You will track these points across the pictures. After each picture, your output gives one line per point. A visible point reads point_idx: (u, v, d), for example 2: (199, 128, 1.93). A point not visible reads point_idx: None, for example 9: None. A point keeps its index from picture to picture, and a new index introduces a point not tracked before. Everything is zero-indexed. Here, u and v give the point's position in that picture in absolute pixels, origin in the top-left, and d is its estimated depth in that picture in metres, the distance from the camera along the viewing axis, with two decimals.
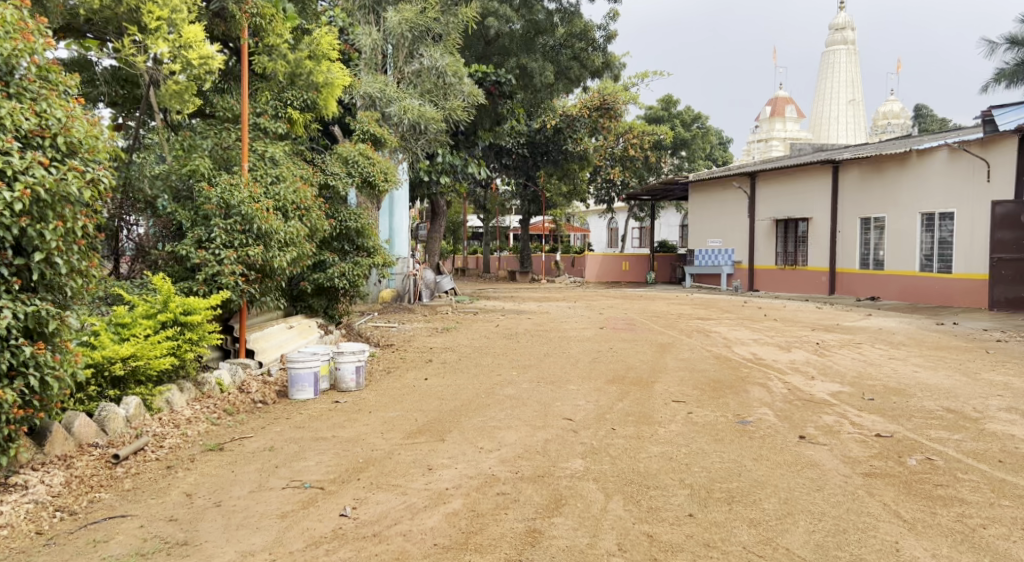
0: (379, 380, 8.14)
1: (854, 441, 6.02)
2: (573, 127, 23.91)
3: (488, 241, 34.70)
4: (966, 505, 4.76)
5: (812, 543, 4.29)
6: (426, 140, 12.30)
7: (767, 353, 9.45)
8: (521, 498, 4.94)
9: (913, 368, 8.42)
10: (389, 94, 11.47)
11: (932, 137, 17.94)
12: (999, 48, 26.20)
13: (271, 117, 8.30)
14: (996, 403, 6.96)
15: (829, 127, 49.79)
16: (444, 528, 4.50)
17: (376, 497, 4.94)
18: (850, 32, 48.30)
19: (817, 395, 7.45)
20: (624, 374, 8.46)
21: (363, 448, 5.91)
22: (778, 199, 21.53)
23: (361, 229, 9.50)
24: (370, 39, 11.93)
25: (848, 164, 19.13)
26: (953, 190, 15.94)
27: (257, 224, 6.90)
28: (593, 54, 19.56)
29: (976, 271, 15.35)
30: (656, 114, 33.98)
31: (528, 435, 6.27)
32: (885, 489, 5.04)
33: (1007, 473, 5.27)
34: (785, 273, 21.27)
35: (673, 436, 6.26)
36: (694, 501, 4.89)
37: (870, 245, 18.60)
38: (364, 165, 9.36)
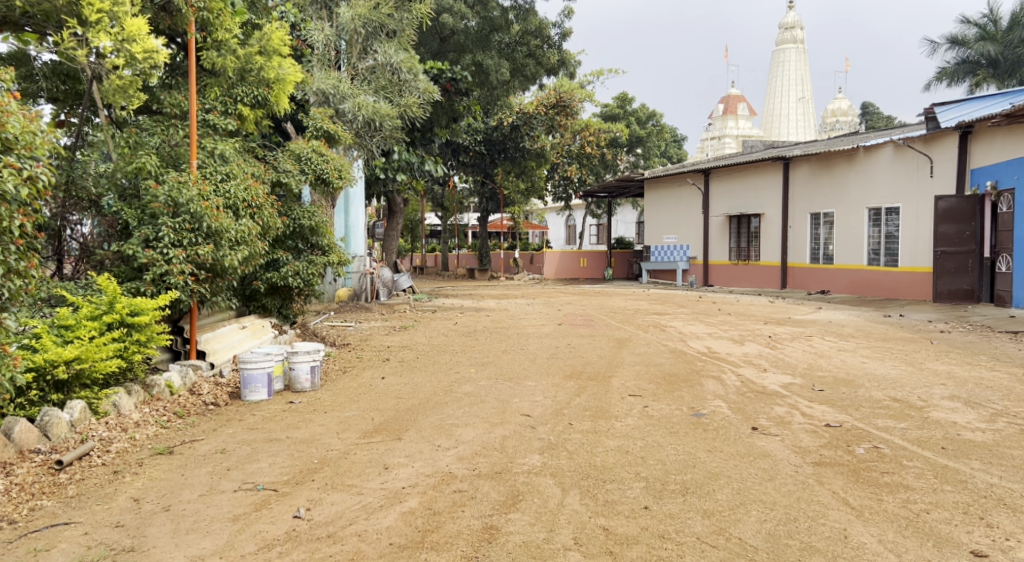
0: (335, 379, 8.06)
1: (805, 431, 6.14)
2: (530, 124, 24.11)
3: (447, 239, 34.45)
4: (911, 492, 4.89)
5: (764, 533, 4.36)
6: (381, 137, 12.22)
7: (722, 346, 9.60)
8: (477, 495, 4.92)
9: (861, 359, 8.63)
10: (343, 90, 11.31)
11: (879, 133, 18.40)
12: (941, 47, 27.07)
13: (220, 113, 8.11)
14: (940, 391, 7.17)
15: (780, 125, 50.74)
16: (400, 527, 4.47)
17: (331, 498, 4.89)
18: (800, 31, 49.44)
19: (769, 386, 7.58)
20: (581, 369, 8.50)
21: (318, 449, 5.85)
22: (732, 196, 21.86)
23: (315, 227, 9.34)
24: (323, 35, 11.82)
25: (798, 161, 19.52)
26: (899, 187, 16.39)
27: (207, 222, 6.79)
28: (548, 52, 19.60)
29: (921, 264, 15.77)
30: (612, 112, 34.23)
31: (485, 432, 6.26)
32: (834, 478, 5.16)
33: (949, 460, 5.43)
34: (739, 269, 21.64)
35: (630, 430, 6.32)
36: (649, 493, 4.94)
37: (820, 240, 18.98)
38: (317, 163, 9.20)
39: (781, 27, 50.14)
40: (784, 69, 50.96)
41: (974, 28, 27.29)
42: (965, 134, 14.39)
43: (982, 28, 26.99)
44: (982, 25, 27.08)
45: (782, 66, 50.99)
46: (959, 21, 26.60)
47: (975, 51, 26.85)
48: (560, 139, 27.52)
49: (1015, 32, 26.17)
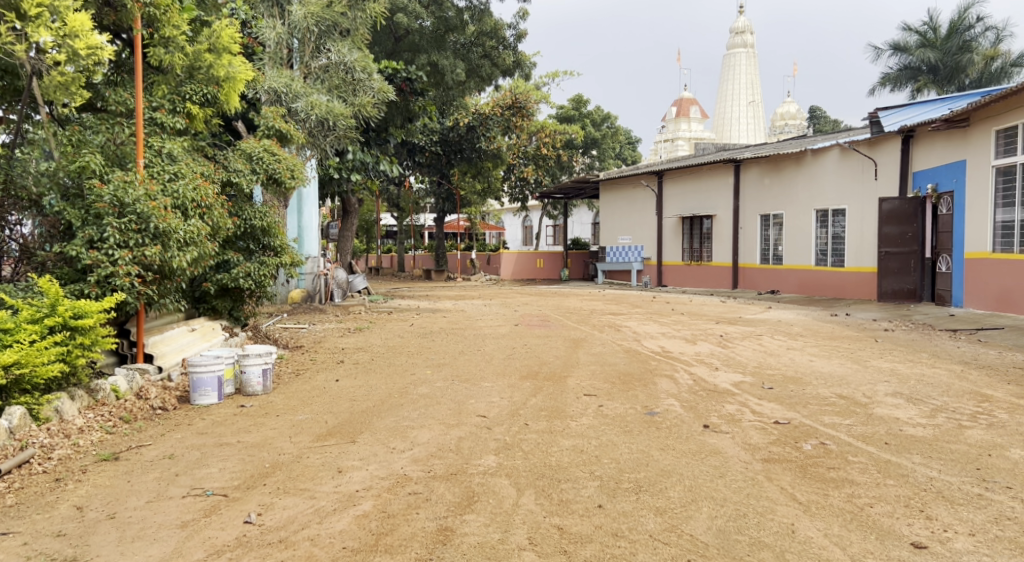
0: (288, 382, 7.94)
1: (755, 429, 6.27)
2: (486, 125, 24.05)
3: (403, 240, 34.20)
4: (856, 487, 5.03)
5: (714, 529, 4.43)
6: (335, 137, 12.11)
7: (675, 345, 9.74)
8: (432, 497, 4.91)
9: (809, 357, 8.85)
10: (295, 89, 11.14)
11: (825, 136, 18.89)
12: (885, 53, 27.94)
13: (168, 111, 7.89)
14: (883, 388, 7.39)
15: (731, 128, 51.66)
16: (353, 530, 4.44)
17: (283, 502, 4.82)
18: (749, 36, 50.57)
19: (721, 385, 7.71)
20: (537, 370, 8.53)
21: (270, 453, 5.76)
22: (686, 198, 22.19)
23: (267, 228, 9.20)
24: (275, 33, 11.62)
25: (749, 163, 19.92)
26: (845, 189, 16.83)
27: (154, 222, 6.64)
28: (503, 53, 19.67)
29: (865, 264, 16.21)
30: (567, 114, 34.44)
31: (441, 433, 6.24)
32: (782, 474, 5.28)
33: (892, 455, 5.60)
34: (692, 269, 21.97)
35: (585, 429, 6.38)
36: (603, 492, 4.98)
37: (769, 241, 19.39)
38: (269, 162, 9.04)
39: (732, 32, 51.22)
40: (735, 73, 51.94)
41: (915, 36, 28.15)
42: (906, 138, 14.80)
43: (923, 35, 27.85)
44: (923, 33, 27.95)
45: (733, 69, 51.93)
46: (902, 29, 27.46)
47: (916, 57, 27.69)
48: (517, 140, 27.55)
49: (953, 40, 27.08)
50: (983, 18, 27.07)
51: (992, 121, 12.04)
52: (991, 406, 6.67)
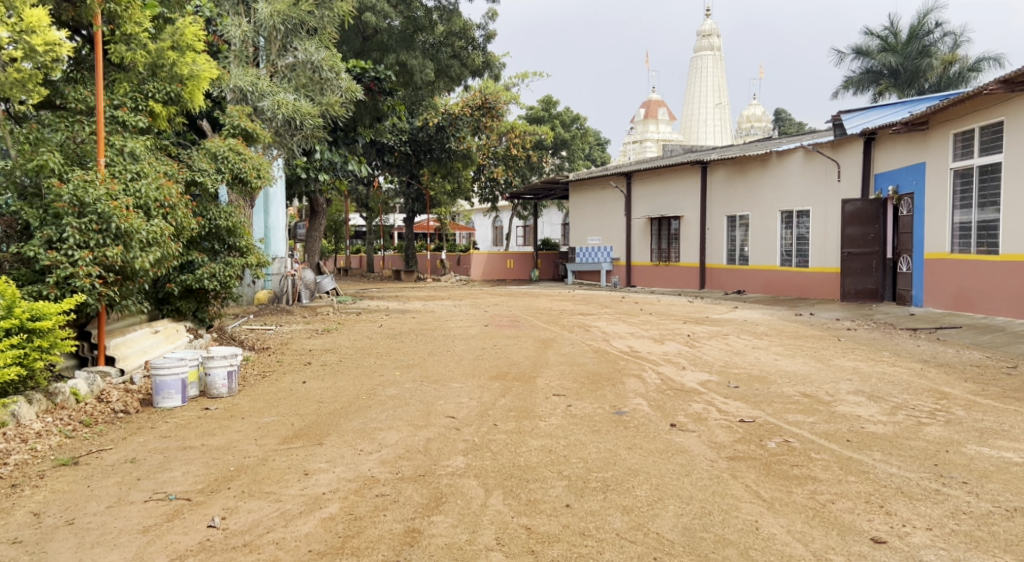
0: (254, 384, 7.85)
1: (720, 427, 6.34)
2: (456, 125, 24.04)
3: (372, 240, 34.00)
4: (818, 483, 5.11)
5: (680, 527, 4.48)
6: (302, 136, 12.00)
7: (643, 345, 9.81)
8: (400, 498, 4.89)
9: (774, 356, 8.97)
10: (261, 88, 11.03)
11: (790, 138, 19.18)
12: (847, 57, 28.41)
13: (130, 109, 7.73)
14: (845, 386, 7.51)
15: (699, 130, 52.22)
16: (319, 533, 4.40)
17: (248, 506, 4.77)
18: (716, 39, 51.23)
19: (688, 384, 7.78)
20: (506, 370, 8.54)
21: (235, 456, 5.69)
22: (654, 198, 22.36)
23: (232, 228, 9.09)
24: (240, 31, 11.49)
25: (716, 165, 20.15)
26: (810, 191, 17.08)
27: (116, 222, 6.51)
28: (473, 54, 19.71)
29: (828, 265, 16.48)
30: (537, 114, 34.55)
31: (410, 435, 6.22)
32: (747, 471, 5.34)
33: (854, 452, 5.70)
34: (661, 269, 22.15)
35: (553, 429, 6.39)
36: (571, 492, 5.00)
37: (736, 242, 19.62)
38: (234, 161, 8.91)
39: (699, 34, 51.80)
40: (702, 75, 52.55)
41: (876, 40, 28.66)
42: (868, 141, 15.08)
43: (884, 39, 28.35)
44: (883, 37, 28.46)
45: (700, 72, 52.55)
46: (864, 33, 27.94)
47: (877, 61, 28.17)
48: (487, 141, 27.53)
49: (913, 45, 27.62)
50: (941, 23, 27.68)
51: (950, 124, 12.31)
52: (949, 403, 6.82)
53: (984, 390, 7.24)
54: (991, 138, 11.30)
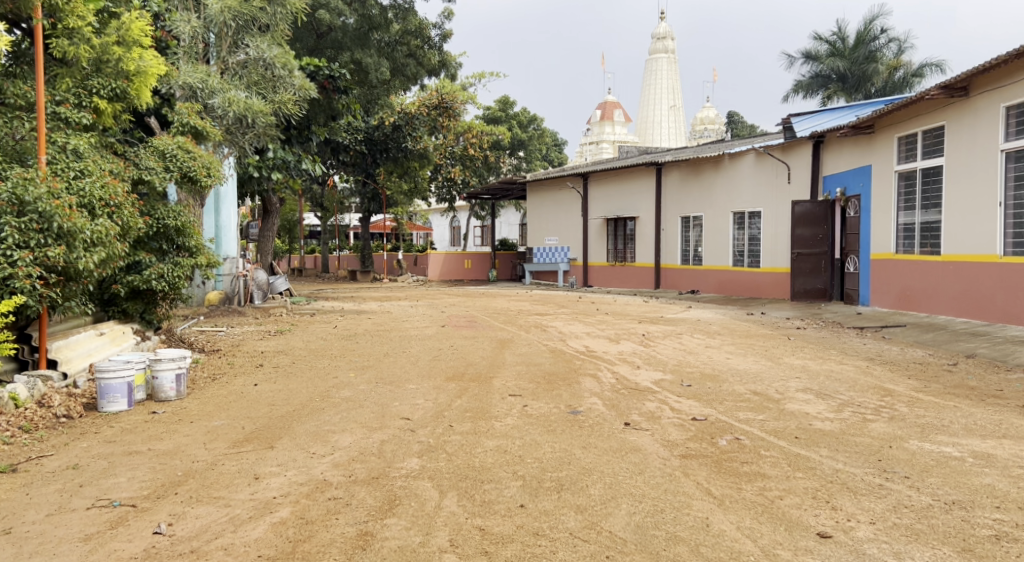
0: (203, 387, 7.70)
1: (673, 426, 6.41)
2: (412, 125, 23.92)
3: (327, 240, 33.62)
4: (767, 480, 5.20)
5: (632, 525, 4.52)
6: (253, 135, 11.81)
7: (598, 345, 9.87)
8: (353, 501, 4.84)
9: (726, 355, 9.12)
10: (211, 85, 10.82)
11: (742, 141, 19.52)
12: (797, 60, 29.09)
13: (73, 105, 7.51)
14: (794, 384, 7.66)
15: (654, 132, 52.86)
16: (269, 538, 4.33)
17: (195, 511, 4.67)
18: (670, 42, 52.00)
19: (643, 383, 7.86)
20: (462, 371, 8.52)
21: (183, 461, 5.58)
22: (611, 199, 22.54)
23: (181, 228, 8.88)
24: (189, 27, 11.23)
25: (670, 167, 20.41)
26: (761, 192, 17.41)
27: (58, 222, 6.32)
28: (429, 52, 19.66)
29: (779, 265, 16.80)
30: (494, 115, 34.58)
31: (363, 437, 6.16)
32: (699, 469, 5.42)
33: (801, 448, 5.82)
34: (617, 270, 22.35)
35: (509, 429, 6.40)
36: (525, 492, 5.01)
37: (690, 243, 19.89)
38: (183, 160, 8.73)
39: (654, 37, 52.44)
40: (658, 77, 53.24)
41: (825, 45, 29.37)
42: (817, 144, 15.43)
43: (832, 44, 29.06)
44: (832, 42, 29.17)
45: (655, 74, 53.22)
46: (813, 39, 28.63)
47: (826, 65, 28.87)
48: (444, 140, 27.45)
49: (860, 50, 28.36)
50: (887, 30, 28.49)
51: (894, 127, 12.66)
52: (893, 400, 7.01)
53: (926, 386, 7.46)
54: (933, 142, 11.66)
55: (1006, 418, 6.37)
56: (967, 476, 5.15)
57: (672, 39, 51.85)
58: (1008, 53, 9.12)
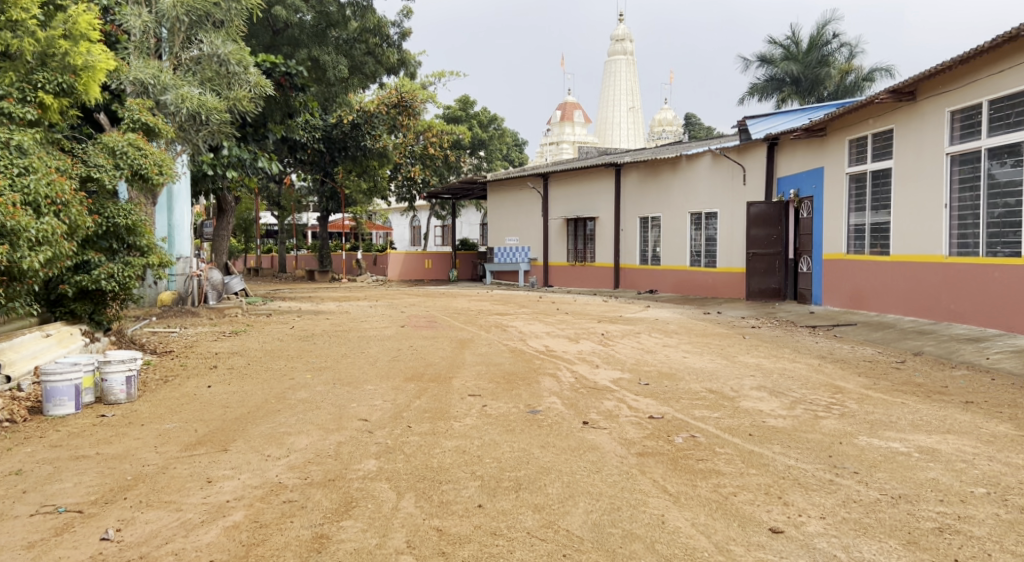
0: (155, 390, 7.53)
1: (631, 424, 6.47)
2: (371, 123, 23.78)
3: (284, 240, 33.17)
4: (722, 476, 5.28)
5: (590, 523, 4.54)
6: (207, 132, 11.61)
7: (558, 344, 9.91)
8: (308, 504, 4.78)
9: (683, 354, 9.23)
10: (164, 81, 10.60)
11: (699, 143, 19.79)
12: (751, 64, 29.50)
13: (16, 100, 7.27)
14: (749, 382, 7.79)
15: (613, 133, 53.35)
16: (222, 542, 4.25)
17: (145, 516, 4.56)
18: (629, 44, 52.54)
19: (601, 382, 7.91)
20: (422, 371, 8.48)
21: (132, 464, 5.45)
22: (570, 199, 22.66)
23: (132, 226, 8.67)
24: (140, 21, 10.95)
25: (629, 168, 20.58)
26: (717, 193, 17.67)
27: (2, 221, 6.08)
28: (388, 51, 19.48)
29: (735, 265, 17.07)
30: (454, 114, 34.53)
31: (320, 439, 6.10)
32: (655, 467, 5.47)
33: (755, 445, 5.92)
34: (577, 270, 22.48)
35: (468, 429, 6.39)
36: (483, 492, 5.01)
37: (649, 243, 20.10)
38: (134, 157, 8.54)
39: (613, 39, 52.90)
40: (616, 79, 53.67)
41: (779, 49, 29.83)
42: (772, 146, 15.71)
43: (786, 48, 29.53)
44: (786, 46, 29.64)
45: (614, 75, 53.69)
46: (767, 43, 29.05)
47: (780, 69, 29.36)
48: (404, 140, 27.33)
49: (813, 54, 28.91)
50: (838, 35, 29.11)
51: (846, 130, 12.95)
52: (843, 397, 7.17)
53: (875, 384, 7.65)
54: (882, 145, 11.95)
55: (950, 414, 6.56)
56: (913, 471, 5.29)
57: (630, 41, 52.40)
58: (953, 59, 9.39)
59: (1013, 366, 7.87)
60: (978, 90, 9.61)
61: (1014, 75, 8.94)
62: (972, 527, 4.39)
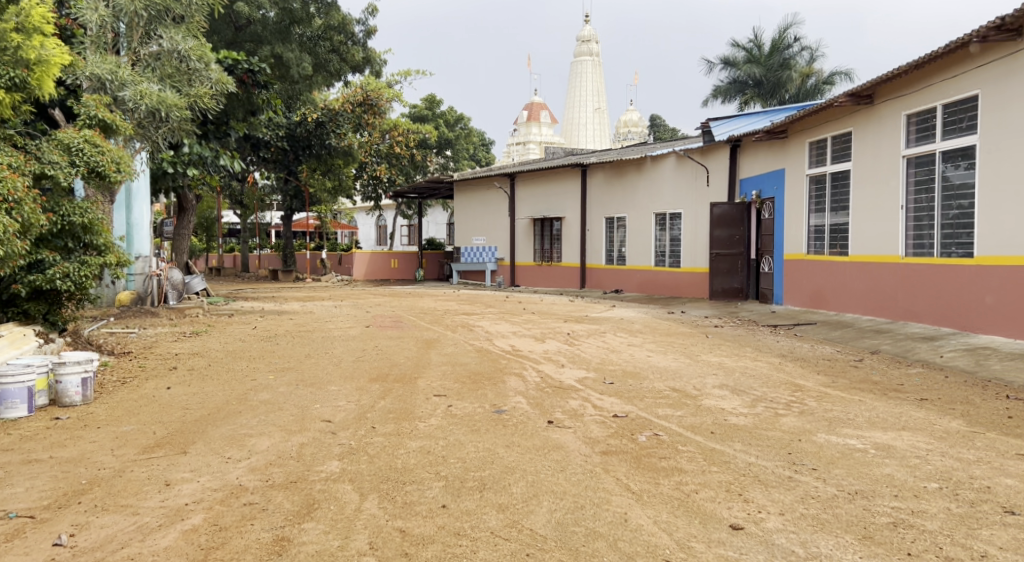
0: (112, 392, 7.38)
1: (595, 423, 6.50)
2: (336, 121, 23.61)
3: (247, 239, 32.70)
4: (684, 474, 5.34)
5: (553, 522, 4.56)
6: (167, 129, 11.41)
7: (524, 344, 9.92)
8: (269, 506, 4.72)
9: (647, 353, 9.31)
10: (122, 77, 10.39)
11: (663, 144, 19.97)
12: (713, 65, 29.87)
13: None
14: (711, 381, 7.88)
15: (579, 133, 53.63)
16: (180, 546, 4.18)
17: (100, 521, 4.47)
18: (594, 45, 52.85)
19: (566, 381, 7.94)
20: (386, 372, 8.43)
21: (88, 468, 5.33)
22: (537, 199, 22.71)
23: (88, 225, 8.49)
24: (96, 15, 10.70)
25: (595, 168, 20.69)
26: (681, 194, 17.85)
27: None
28: (353, 49, 19.36)
29: (699, 265, 17.26)
30: (420, 113, 34.43)
31: (282, 441, 6.02)
32: (618, 465, 5.51)
33: (717, 443, 5.99)
34: (544, 269, 22.55)
35: (432, 430, 6.36)
36: (447, 492, 4.99)
37: (614, 242, 20.23)
38: (90, 154, 8.36)
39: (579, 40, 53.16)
40: (583, 79, 53.96)
41: (742, 52, 30.24)
42: (734, 148, 15.92)
43: (749, 51, 29.97)
44: (748, 49, 30.07)
45: (580, 76, 53.96)
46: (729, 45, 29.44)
47: (743, 71, 29.77)
48: (369, 139, 27.15)
49: (775, 57, 29.39)
50: (799, 39, 29.70)
51: (806, 132, 13.17)
52: (803, 395, 7.29)
53: (833, 382, 7.79)
54: (841, 147, 12.18)
55: (905, 411, 6.71)
56: (869, 467, 5.40)
57: (596, 42, 52.71)
58: (909, 64, 9.60)
59: (966, 364, 8.08)
60: (932, 94, 9.85)
61: (967, 79, 9.17)
62: (925, 521, 4.49)
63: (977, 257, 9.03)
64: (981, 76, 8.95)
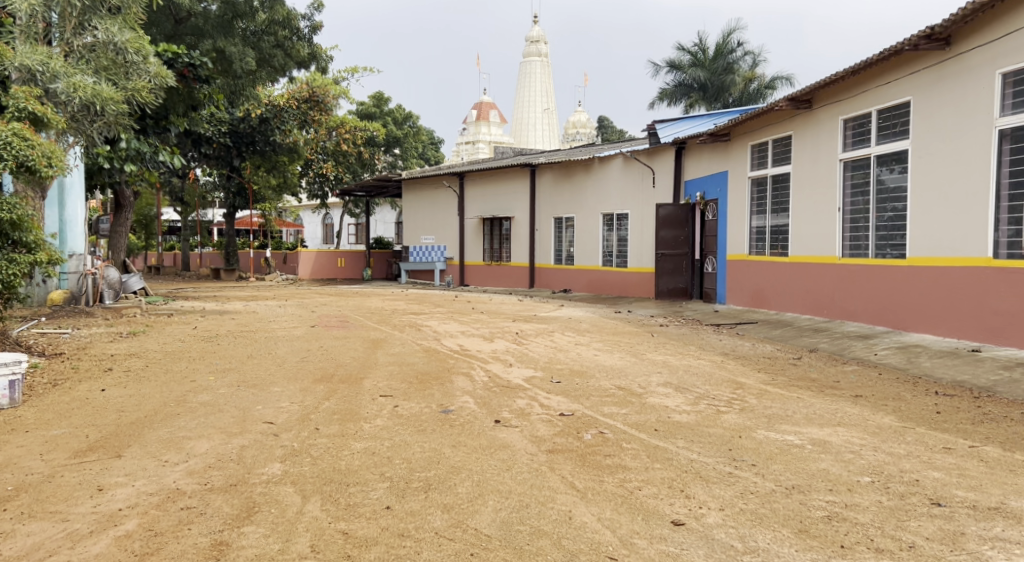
0: (42, 394, 7.12)
1: (542, 422, 6.52)
2: (280, 118, 23.22)
3: (187, 237, 31.88)
4: (627, 471, 5.40)
5: (498, 521, 4.55)
6: (103, 123, 11.05)
7: (472, 343, 9.90)
8: (208, 510, 4.61)
9: (594, 352, 9.38)
10: (54, 68, 10.03)
11: (611, 145, 20.19)
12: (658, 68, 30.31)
13: None
14: (656, 379, 7.98)
15: (528, 133, 53.80)
16: (113, 553, 4.05)
17: (26, 528, 4.30)
18: (543, 45, 53.04)
19: (514, 381, 7.95)
20: (331, 372, 8.32)
21: (15, 473, 5.13)
22: (486, 199, 22.72)
23: (16, 221, 8.17)
24: (26, 4, 10.21)
25: (543, 168, 20.78)
26: (628, 195, 18.06)
27: None
28: (298, 45, 19.14)
29: (645, 265, 17.48)
30: (367, 110, 34.11)
31: (222, 443, 5.89)
32: (564, 463, 5.54)
33: (660, 440, 6.07)
34: (493, 269, 22.58)
35: (378, 430, 6.30)
36: (392, 493, 4.95)
37: (563, 242, 20.36)
38: (19, 148, 8.02)
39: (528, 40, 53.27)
40: (532, 80, 54.14)
41: (687, 55, 30.79)
42: (679, 150, 16.19)
43: (694, 55, 30.52)
44: (693, 53, 30.62)
45: (529, 76, 54.13)
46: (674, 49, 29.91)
47: (688, 75, 30.29)
48: (315, 136, 26.75)
49: (719, 61, 29.95)
50: (743, 43, 30.33)
51: (749, 135, 13.46)
52: (744, 392, 7.45)
53: (774, 379, 7.97)
54: (782, 150, 12.49)
55: (841, 407, 6.90)
56: (806, 462, 5.54)
57: (545, 43, 52.89)
58: (845, 70, 9.89)
59: (898, 361, 8.36)
60: (867, 100, 10.17)
61: (899, 86, 9.50)
62: (858, 514, 4.63)
63: (909, 257, 9.36)
64: (912, 83, 9.27)
